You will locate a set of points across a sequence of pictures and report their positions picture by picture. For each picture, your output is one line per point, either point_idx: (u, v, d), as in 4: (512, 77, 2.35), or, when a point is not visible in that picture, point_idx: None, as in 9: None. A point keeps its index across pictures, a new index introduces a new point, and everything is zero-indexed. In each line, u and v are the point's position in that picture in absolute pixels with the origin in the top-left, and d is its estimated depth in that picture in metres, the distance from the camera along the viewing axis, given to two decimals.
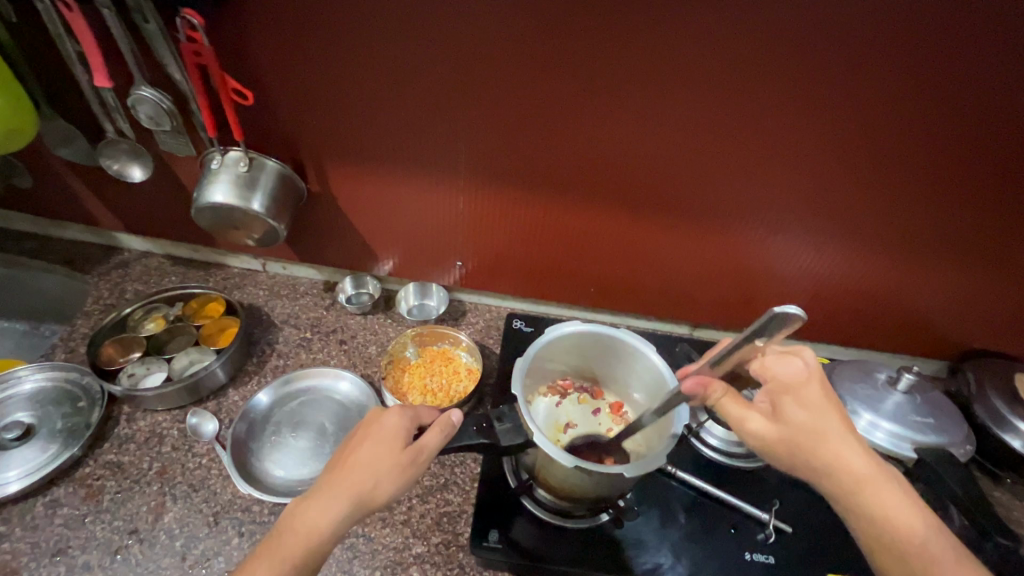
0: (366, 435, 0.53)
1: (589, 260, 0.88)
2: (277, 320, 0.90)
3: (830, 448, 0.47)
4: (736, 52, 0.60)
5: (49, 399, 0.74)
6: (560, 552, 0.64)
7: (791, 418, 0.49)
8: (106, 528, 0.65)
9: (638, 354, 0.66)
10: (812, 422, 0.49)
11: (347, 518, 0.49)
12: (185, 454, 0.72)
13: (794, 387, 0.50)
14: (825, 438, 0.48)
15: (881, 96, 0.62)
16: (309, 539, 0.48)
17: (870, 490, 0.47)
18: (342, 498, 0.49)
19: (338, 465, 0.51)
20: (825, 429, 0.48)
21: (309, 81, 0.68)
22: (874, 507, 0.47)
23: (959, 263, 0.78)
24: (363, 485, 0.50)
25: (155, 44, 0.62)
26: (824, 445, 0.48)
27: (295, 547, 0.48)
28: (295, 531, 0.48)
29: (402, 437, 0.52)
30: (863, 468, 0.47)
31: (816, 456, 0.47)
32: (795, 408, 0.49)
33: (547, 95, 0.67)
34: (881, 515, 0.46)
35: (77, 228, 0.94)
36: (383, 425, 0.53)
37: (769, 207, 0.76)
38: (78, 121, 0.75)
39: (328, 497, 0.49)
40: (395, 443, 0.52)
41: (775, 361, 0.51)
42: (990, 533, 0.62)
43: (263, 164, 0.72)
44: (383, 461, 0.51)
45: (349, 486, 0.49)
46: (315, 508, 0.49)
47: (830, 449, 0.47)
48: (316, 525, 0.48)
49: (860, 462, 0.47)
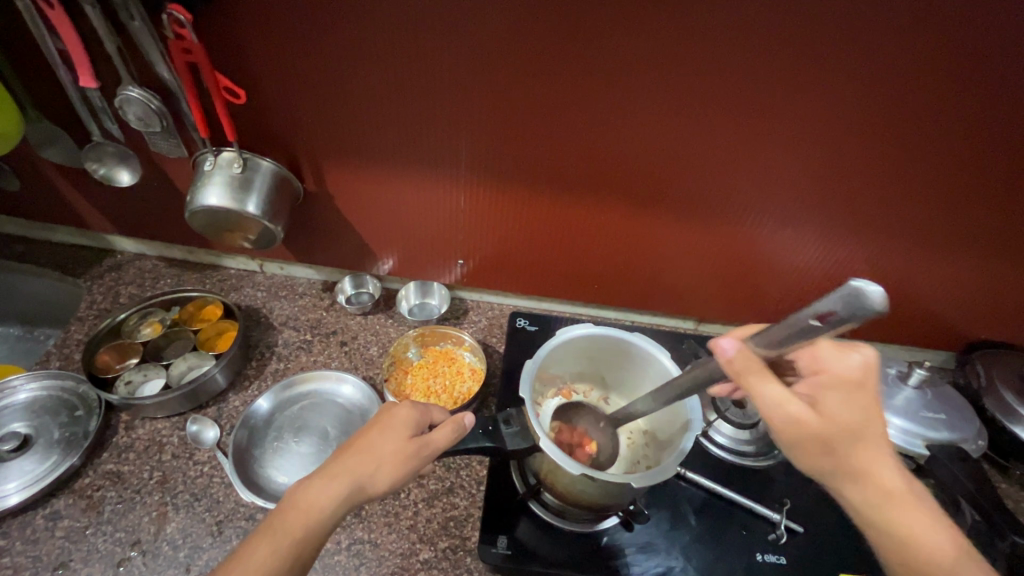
0: (372, 424, 0.52)
1: (593, 256, 0.86)
2: (276, 322, 0.89)
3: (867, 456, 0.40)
4: (747, 43, 0.58)
5: (44, 408, 0.73)
6: (570, 557, 0.63)
7: (833, 414, 0.41)
8: (108, 540, 0.64)
9: (649, 359, 0.64)
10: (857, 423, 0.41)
11: (345, 503, 0.47)
12: (186, 462, 0.71)
13: (842, 385, 0.42)
14: (865, 443, 0.40)
15: (896, 88, 0.60)
16: (308, 518, 0.46)
17: (900, 506, 0.41)
18: (343, 480, 0.48)
19: (345, 446, 0.51)
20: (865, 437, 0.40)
21: (304, 78, 0.66)
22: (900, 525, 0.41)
23: (970, 256, 0.77)
24: (365, 467, 0.49)
25: (142, 42, 0.59)
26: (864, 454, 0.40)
27: (294, 525, 0.45)
28: (296, 506, 0.46)
29: (411, 425, 0.52)
30: (893, 485, 0.40)
31: (853, 461, 0.40)
32: (840, 406, 0.41)
33: (550, 90, 0.65)
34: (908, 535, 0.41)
35: (67, 231, 0.92)
36: (390, 415, 0.53)
37: (777, 201, 0.74)
38: (65, 122, 0.73)
39: (330, 475, 0.48)
40: (404, 430, 0.51)
41: (831, 351, 0.43)
42: (1005, 532, 0.61)
43: (257, 164, 0.71)
44: (388, 448, 0.50)
45: (353, 468, 0.48)
46: (316, 485, 0.47)
47: (866, 458, 0.40)
48: (317, 501, 0.46)
49: (890, 479, 0.41)
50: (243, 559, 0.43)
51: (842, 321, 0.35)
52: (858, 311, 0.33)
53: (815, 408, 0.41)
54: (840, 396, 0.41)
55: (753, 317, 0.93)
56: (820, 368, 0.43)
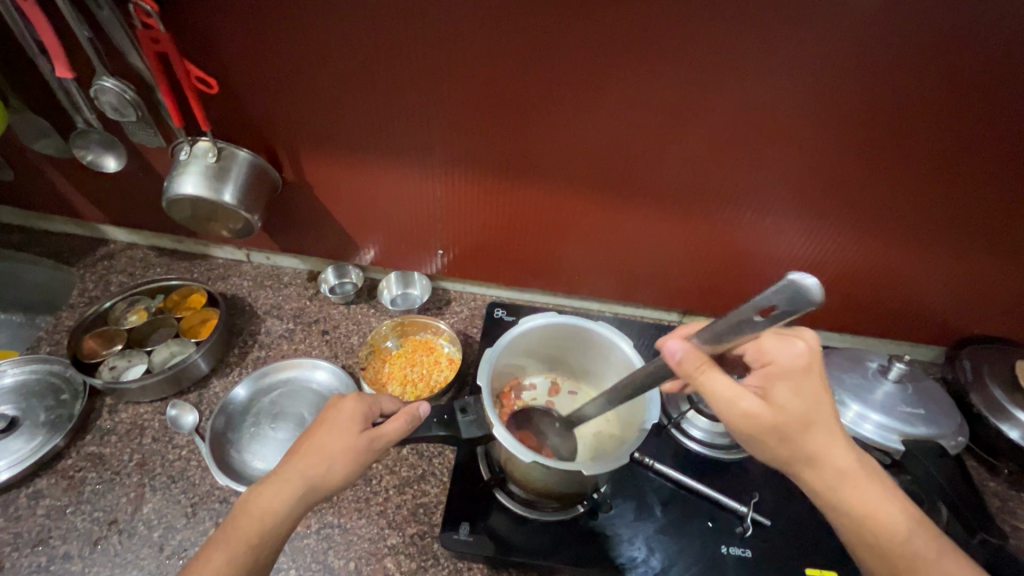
0: (321, 422, 0.53)
1: (572, 246, 0.86)
2: (260, 310, 0.90)
3: (820, 442, 0.43)
4: (710, 30, 0.57)
5: (32, 392, 0.75)
6: (535, 545, 0.63)
7: (784, 403, 0.43)
8: (87, 519, 0.66)
9: (612, 346, 0.65)
10: (807, 411, 0.43)
11: (299, 504, 0.49)
12: (165, 445, 0.73)
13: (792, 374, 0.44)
14: (814, 429, 0.43)
15: (869, 74, 0.58)
16: (260, 525, 0.47)
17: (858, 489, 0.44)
18: (294, 484, 0.49)
19: (296, 449, 0.51)
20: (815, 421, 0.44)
21: (275, 69, 0.66)
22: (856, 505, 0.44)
23: (958, 247, 0.74)
24: (316, 468, 0.50)
25: (112, 32, 0.61)
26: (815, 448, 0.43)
27: (248, 530, 0.47)
28: (248, 514, 0.48)
29: (359, 421, 0.52)
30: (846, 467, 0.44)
31: (804, 446, 0.43)
32: (790, 396, 0.44)
33: (518, 78, 0.64)
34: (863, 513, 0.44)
35: (62, 220, 0.94)
36: (338, 412, 0.53)
37: (754, 192, 0.73)
38: (51, 114, 0.75)
39: (282, 480, 0.49)
40: (352, 427, 0.52)
41: (775, 342, 0.45)
42: (974, 529, 0.61)
43: (233, 154, 0.72)
44: (339, 445, 0.51)
45: (303, 469, 0.49)
46: (268, 493, 0.48)
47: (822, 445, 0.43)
48: (268, 508, 0.48)
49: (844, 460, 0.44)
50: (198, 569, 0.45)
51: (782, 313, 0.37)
52: (799, 304, 0.36)
53: (768, 400, 0.44)
54: (789, 385, 0.44)
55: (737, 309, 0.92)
56: (767, 359, 0.45)
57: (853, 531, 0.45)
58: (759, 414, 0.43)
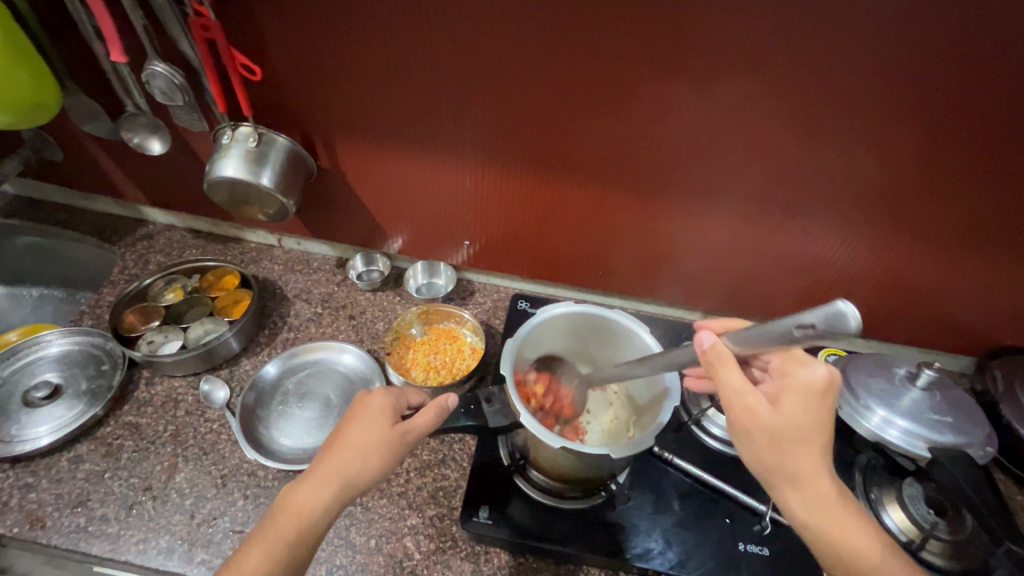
0: (352, 417, 0.55)
1: (597, 241, 0.86)
2: (290, 294, 0.93)
3: (805, 461, 0.46)
4: (750, 26, 0.57)
5: (76, 362, 0.79)
6: (557, 533, 0.64)
7: (787, 413, 0.46)
8: (123, 484, 0.69)
9: (630, 335, 0.67)
10: (803, 428, 0.46)
11: (335, 502, 0.50)
12: (198, 419, 0.76)
13: (806, 389, 0.48)
14: (807, 448, 0.46)
15: (909, 76, 0.58)
16: (298, 520, 0.49)
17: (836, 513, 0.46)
18: (331, 480, 0.50)
19: (330, 445, 0.53)
20: (813, 438, 0.46)
21: (316, 58, 0.68)
22: (835, 530, 0.46)
23: (994, 256, 0.73)
24: (352, 465, 0.51)
25: (166, 19, 0.64)
26: (804, 459, 0.46)
27: (288, 529, 0.49)
28: (287, 512, 0.49)
29: (390, 415, 0.54)
30: (827, 490, 0.46)
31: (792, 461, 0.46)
32: (794, 408, 0.47)
33: (553, 72, 0.65)
34: (840, 535, 0.46)
35: (105, 200, 0.98)
36: (367, 406, 0.55)
37: (784, 193, 0.72)
38: (103, 98, 0.78)
39: (317, 478, 0.50)
40: (384, 420, 0.53)
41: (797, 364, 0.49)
42: (1000, 539, 0.58)
43: (273, 140, 0.74)
44: (373, 439, 0.52)
45: (338, 467, 0.51)
46: (306, 489, 0.50)
47: (809, 462, 0.46)
48: (305, 503, 0.49)
49: (827, 483, 0.46)
50: (240, 561, 0.47)
51: (819, 333, 0.39)
52: (838, 328, 0.38)
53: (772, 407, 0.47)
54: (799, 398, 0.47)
55: (761, 311, 0.92)
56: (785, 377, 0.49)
57: (828, 552, 0.46)
58: (761, 413, 0.46)
